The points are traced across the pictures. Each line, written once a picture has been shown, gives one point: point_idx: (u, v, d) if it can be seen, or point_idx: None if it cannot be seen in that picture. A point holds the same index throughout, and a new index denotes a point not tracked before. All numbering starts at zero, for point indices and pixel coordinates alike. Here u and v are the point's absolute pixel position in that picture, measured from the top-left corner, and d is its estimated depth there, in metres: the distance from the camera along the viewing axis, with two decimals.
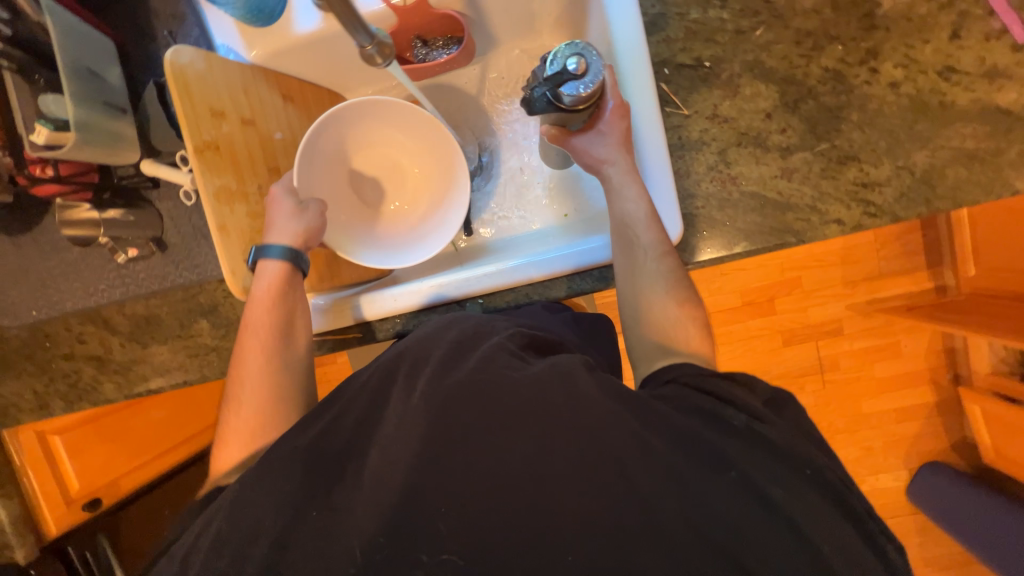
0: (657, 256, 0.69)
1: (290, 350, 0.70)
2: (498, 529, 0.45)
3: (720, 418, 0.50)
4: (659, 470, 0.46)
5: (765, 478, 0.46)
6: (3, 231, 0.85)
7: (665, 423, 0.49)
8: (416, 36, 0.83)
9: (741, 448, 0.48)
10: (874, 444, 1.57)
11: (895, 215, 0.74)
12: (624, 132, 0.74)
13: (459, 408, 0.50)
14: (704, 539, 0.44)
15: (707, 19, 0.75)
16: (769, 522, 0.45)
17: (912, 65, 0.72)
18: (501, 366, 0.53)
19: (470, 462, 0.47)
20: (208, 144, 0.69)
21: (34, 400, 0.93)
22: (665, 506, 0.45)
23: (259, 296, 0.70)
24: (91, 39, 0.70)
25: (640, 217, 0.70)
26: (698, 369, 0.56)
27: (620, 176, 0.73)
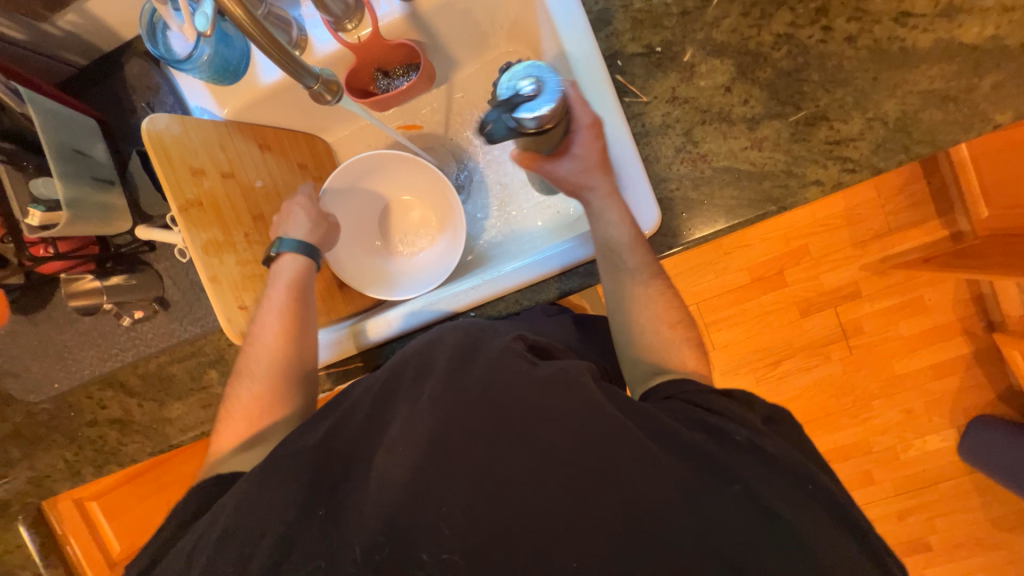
0: (646, 281, 0.69)
1: (302, 343, 0.72)
2: (495, 520, 0.45)
3: (721, 433, 0.49)
4: (659, 468, 0.46)
5: (770, 493, 0.45)
6: (19, 312, 0.90)
7: (670, 437, 0.48)
8: (376, 69, 0.87)
9: (747, 465, 0.47)
10: (914, 405, 1.51)
11: (876, 167, 0.72)
12: (603, 155, 0.75)
13: (464, 417, 0.49)
14: (698, 522, 0.44)
15: (651, 6, 0.76)
16: (755, 516, 0.45)
17: (865, 17, 0.72)
18: (509, 369, 0.51)
19: (468, 468, 0.47)
20: (192, 202, 0.72)
21: (66, 468, 0.97)
22: (658, 496, 0.45)
23: (280, 288, 0.74)
24: (74, 121, 0.75)
25: (626, 242, 0.71)
26: (699, 388, 0.55)
27: (601, 202, 0.74)
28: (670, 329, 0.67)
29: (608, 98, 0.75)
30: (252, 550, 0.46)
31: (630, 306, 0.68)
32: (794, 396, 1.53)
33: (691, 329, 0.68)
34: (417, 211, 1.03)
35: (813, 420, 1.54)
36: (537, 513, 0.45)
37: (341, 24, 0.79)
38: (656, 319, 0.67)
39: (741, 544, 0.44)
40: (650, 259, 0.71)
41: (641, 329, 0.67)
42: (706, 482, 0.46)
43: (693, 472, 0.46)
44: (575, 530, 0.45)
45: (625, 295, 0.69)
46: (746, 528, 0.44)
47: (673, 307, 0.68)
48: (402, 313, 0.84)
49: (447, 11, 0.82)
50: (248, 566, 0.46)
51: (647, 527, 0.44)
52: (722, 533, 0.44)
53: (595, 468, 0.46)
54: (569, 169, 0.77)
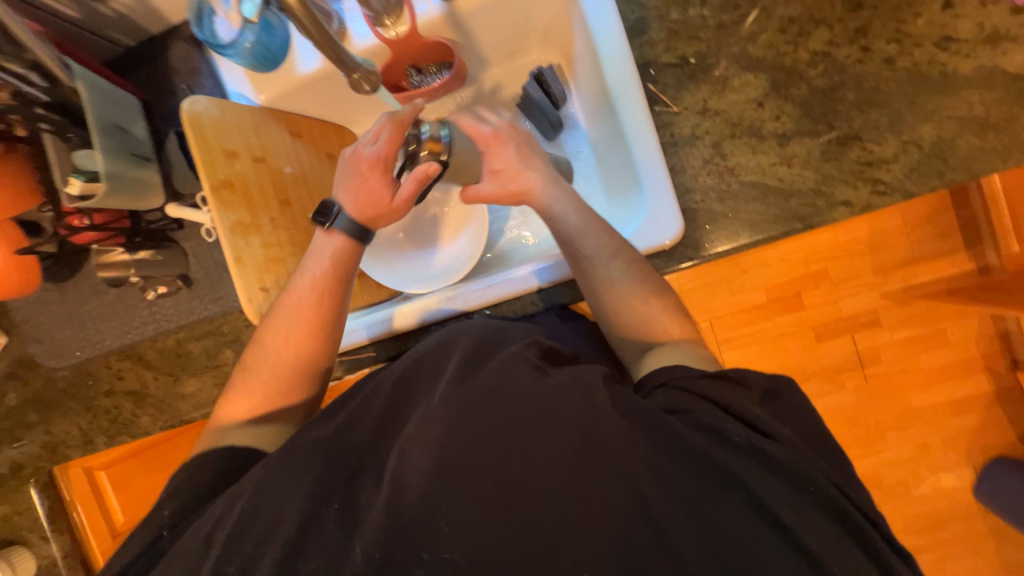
0: (610, 258, 0.70)
1: (331, 331, 0.72)
2: (495, 522, 0.45)
3: (719, 432, 0.49)
4: (663, 472, 0.46)
5: (775, 501, 0.45)
6: (49, 280, 0.93)
7: (675, 442, 0.48)
8: (410, 65, 0.87)
9: (752, 469, 0.47)
10: (930, 441, 1.47)
11: (908, 191, 0.71)
12: (518, 154, 0.77)
13: (473, 418, 0.48)
14: (704, 534, 0.44)
15: (688, 18, 0.76)
16: (763, 530, 0.44)
17: (905, 39, 0.71)
18: (516, 374, 0.51)
19: (474, 468, 0.46)
20: (223, 182, 0.74)
21: (80, 436, 0.99)
22: (660, 504, 0.45)
23: (320, 275, 0.72)
24: (118, 98, 0.77)
25: (582, 228, 0.72)
26: (688, 371, 0.57)
27: (541, 197, 0.75)
28: (646, 304, 0.69)
29: (637, 107, 0.75)
30: (262, 534, 0.47)
31: (603, 288, 0.70)
32: None
33: (665, 296, 0.69)
34: (442, 209, 1.03)
35: None
36: (538, 518, 0.45)
37: (380, 19, 0.79)
38: (633, 297, 0.69)
39: (749, 552, 0.43)
40: (615, 235, 0.71)
41: (622, 310, 0.69)
42: (710, 487, 0.46)
43: (698, 479, 0.46)
44: (578, 535, 0.44)
45: (595, 282, 0.71)
46: (756, 540, 0.44)
47: (654, 283, 0.70)
48: (419, 307, 0.84)
49: (484, 12, 0.84)
50: (251, 548, 0.46)
51: (649, 533, 0.44)
52: (734, 549, 0.43)
53: (601, 471, 0.46)
54: (497, 188, 0.76)
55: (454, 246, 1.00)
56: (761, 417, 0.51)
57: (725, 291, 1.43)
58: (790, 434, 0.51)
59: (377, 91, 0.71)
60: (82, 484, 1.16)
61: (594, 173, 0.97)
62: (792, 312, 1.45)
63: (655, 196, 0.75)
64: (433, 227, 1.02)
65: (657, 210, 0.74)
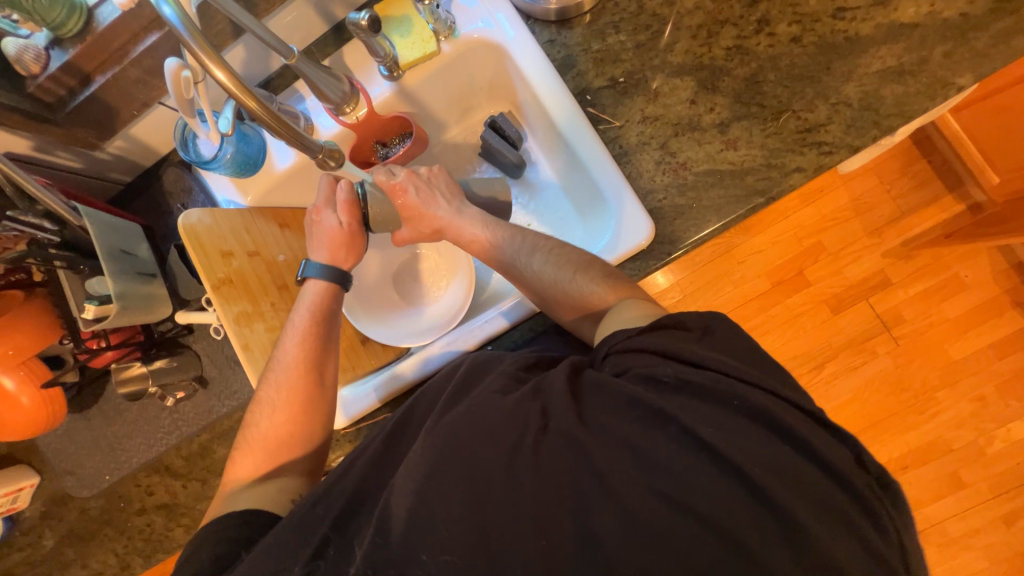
0: (536, 253, 0.75)
1: (322, 371, 0.76)
2: (467, 509, 0.47)
3: (652, 378, 0.51)
4: (601, 424, 0.50)
5: (699, 423, 0.47)
6: (74, 410, 0.97)
7: (613, 395, 0.51)
8: (376, 142, 0.97)
9: (678, 402, 0.49)
10: (986, 392, 1.39)
11: (852, 145, 0.75)
12: (421, 198, 0.84)
13: (458, 430, 0.51)
14: (647, 473, 0.46)
15: (608, 45, 0.84)
16: (702, 459, 0.46)
17: (805, 18, 0.78)
18: (493, 388, 0.55)
19: (462, 475, 0.49)
20: (223, 280, 0.80)
21: (116, 562, 1.01)
22: (601, 453, 0.47)
23: (302, 320, 0.77)
24: (120, 227, 0.84)
25: (495, 240, 0.80)
26: (624, 333, 0.57)
27: (453, 228, 0.84)
28: (574, 281, 0.71)
29: (586, 136, 0.81)
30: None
31: (532, 280, 0.74)
32: (848, 400, 1.43)
33: (590, 269, 0.72)
34: (429, 264, 1.09)
35: (877, 423, 1.42)
36: (501, 498, 0.47)
37: (340, 109, 0.87)
38: (558, 277, 0.72)
39: (690, 485, 0.45)
40: (529, 235, 0.78)
41: (560, 295, 0.72)
42: (647, 429, 0.48)
43: (635, 426, 0.48)
44: (536, 502, 0.47)
45: (521, 277, 0.75)
46: (705, 471, 0.45)
47: (579, 261, 0.73)
48: (423, 357, 0.87)
49: (430, 82, 0.93)
50: None
51: (596, 487, 0.46)
52: (684, 484, 0.45)
53: (553, 442, 0.49)
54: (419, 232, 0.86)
55: (447, 296, 1.04)
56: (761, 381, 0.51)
57: (726, 284, 1.42)
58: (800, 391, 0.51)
59: (343, 163, 0.85)
60: None
61: (563, 198, 1.02)
62: (800, 290, 1.43)
63: (623, 206, 0.79)
64: (422, 282, 1.08)
65: (628, 219, 0.78)
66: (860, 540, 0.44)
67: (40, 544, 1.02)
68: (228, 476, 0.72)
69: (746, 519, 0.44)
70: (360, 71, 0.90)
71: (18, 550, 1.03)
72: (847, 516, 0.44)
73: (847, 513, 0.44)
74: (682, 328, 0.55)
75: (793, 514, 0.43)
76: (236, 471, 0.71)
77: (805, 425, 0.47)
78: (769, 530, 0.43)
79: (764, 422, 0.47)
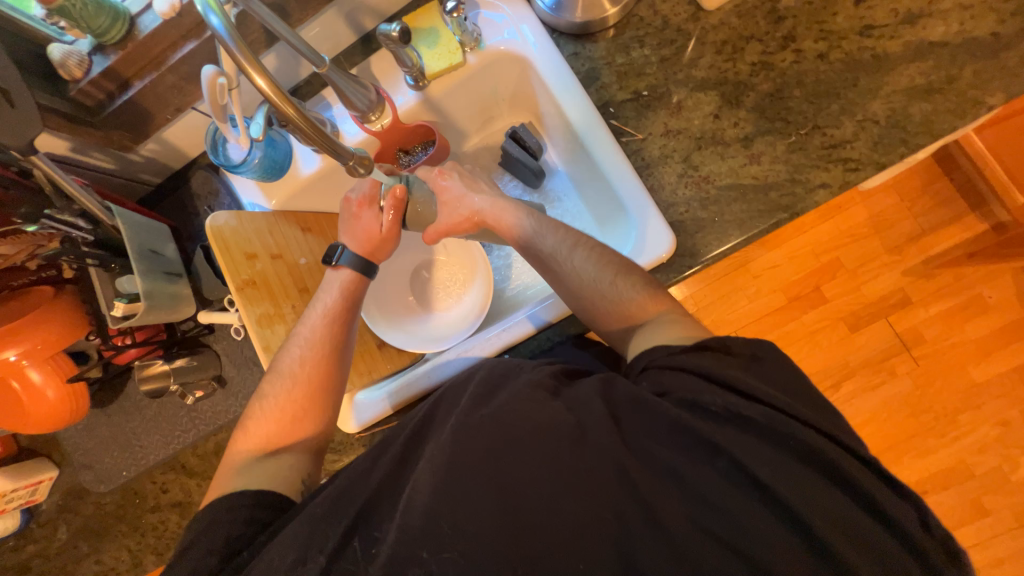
0: (572, 248, 0.74)
1: (344, 354, 0.77)
2: (487, 520, 0.47)
3: (698, 405, 0.49)
4: (643, 447, 0.49)
5: (755, 461, 0.46)
6: (95, 405, 0.98)
7: (657, 416, 0.49)
8: (399, 149, 0.98)
9: (732, 435, 0.47)
10: (1011, 416, 1.36)
11: (878, 162, 0.74)
12: (464, 183, 0.85)
13: (483, 437, 0.52)
14: (688, 500, 0.46)
15: (632, 59, 0.85)
16: (741, 487, 0.46)
17: (831, 36, 0.78)
18: (527, 400, 0.54)
19: (480, 484, 0.49)
20: (247, 281, 0.82)
21: (130, 558, 1.02)
22: (644, 478, 0.47)
23: (332, 301, 0.79)
24: (149, 227, 0.87)
25: (537, 229, 0.77)
26: (666, 349, 0.57)
27: (493, 213, 0.82)
28: (614, 285, 0.70)
29: (608, 148, 0.82)
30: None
31: (571, 277, 0.72)
32: (865, 419, 1.40)
33: (631, 274, 0.71)
34: (447, 266, 1.10)
35: (896, 445, 1.39)
36: (536, 517, 0.47)
37: (366, 117, 0.88)
38: (599, 278, 0.71)
39: (727, 515, 0.45)
40: (570, 230, 0.76)
41: (596, 297, 0.71)
42: (694, 458, 0.47)
43: (683, 454, 0.48)
44: (572, 526, 0.46)
45: (560, 272, 0.73)
46: (738, 496, 0.45)
47: (619, 264, 0.72)
48: (439, 363, 0.87)
49: (454, 93, 0.95)
50: None
51: (639, 512, 0.46)
52: (722, 513, 0.45)
53: (590, 454, 0.49)
54: (456, 218, 0.84)
55: (466, 299, 1.04)
56: (788, 399, 0.50)
57: (742, 297, 1.41)
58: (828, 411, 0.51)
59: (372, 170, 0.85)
60: None
61: (581, 208, 1.03)
62: (817, 306, 1.41)
63: (641, 210, 0.79)
64: (440, 288, 1.09)
65: (649, 230, 0.78)
66: (884, 562, 0.43)
67: (54, 537, 1.04)
68: (235, 446, 0.71)
69: (756, 535, 0.44)
70: (387, 80, 0.92)
71: (33, 543, 1.05)
72: (863, 540, 0.44)
73: (858, 529, 0.44)
74: (728, 352, 0.54)
75: (810, 526, 0.44)
76: (242, 443, 0.71)
77: (831, 446, 0.47)
78: (782, 552, 0.44)
79: (784, 438, 0.47)
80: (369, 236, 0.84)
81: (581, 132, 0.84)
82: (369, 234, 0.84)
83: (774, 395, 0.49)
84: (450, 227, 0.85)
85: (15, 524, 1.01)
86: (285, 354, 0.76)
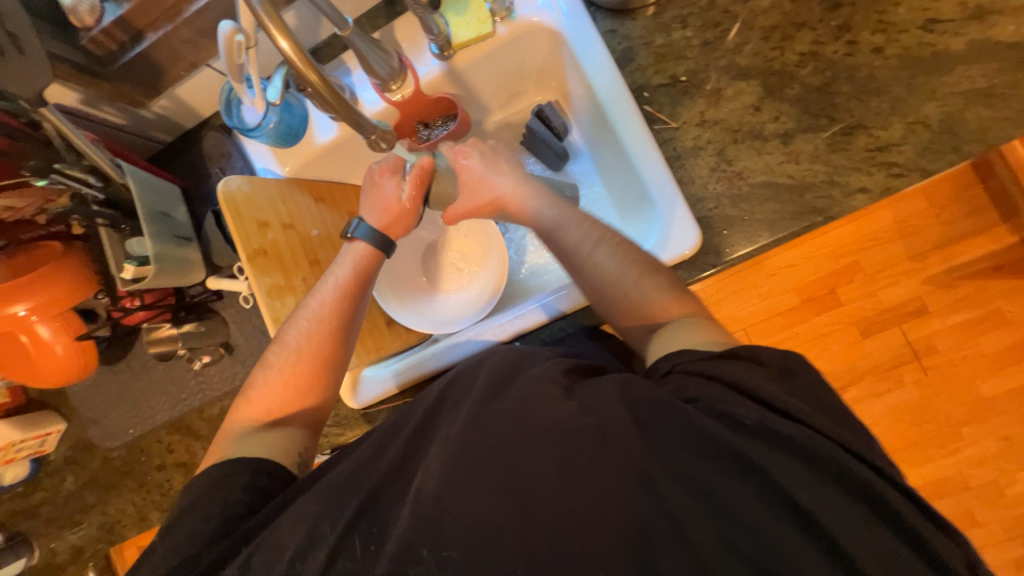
0: (594, 245, 0.71)
1: (349, 332, 0.75)
2: (506, 527, 0.46)
3: (730, 418, 0.48)
4: (670, 457, 0.47)
5: (793, 483, 0.44)
6: (103, 362, 0.98)
7: (687, 425, 0.48)
8: (418, 122, 0.94)
9: (767, 453, 0.46)
10: (1014, 432, 1.34)
11: (924, 169, 0.70)
12: (486, 163, 0.82)
13: (494, 430, 0.51)
14: (718, 518, 0.45)
15: (672, 41, 0.80)
16: (774, 507, 0.44)
17: (890, 28, 0.73)
18: (541, 396, 0.53)
19: (487, 483, 0.48)
20: (258, 250, 0.81)
21: (135, 513, 1.04)
22: (670, 491, 0.46)
23: (344, 277, 0.77)
24: (160, 188, 0.84)
25: (561, 220, 0.74)
26: (694, 355, 0.56)
27: (516, 198, 0.78)
28: (638, 284, 0.68)
29: (638, 133, 0.78)
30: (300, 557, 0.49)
31: (593, 273, 0.70)
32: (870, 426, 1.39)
33: (656, 274, 0.69)
34: (460, 245, 1.07)
35: (896, 454, 1.38)
36: (554, 519, 0.46)
37: (387, 86, 0.85)
38: (622, 277, 0.69)
39: (760, 534, 0.44)
40: (596, 222, 0.73)
41: (616, 295, 0.69)
42: (723, 472, 0.46)
43: (714, 470, 0.46)
44: (592, 535, 0.45)
45: (581, 268, 0.71)
46: (768, 516, 0.44)
47: (645, 262, 0.69)
48: (449, 345, 0.86)
49: (480, 65, 0.90)
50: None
51: (666, 525, 0.45)
52: (751, 533, 0.44)
53: (608, 458, 0.48)
54: (477, 203, 0.82)
55: (477, 280, 1.03)
56: (815, 414, 0.49)
57: (755, 296, 1.35)
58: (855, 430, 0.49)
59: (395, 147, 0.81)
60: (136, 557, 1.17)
61: (604, 197, 0.99)
62: (830, 310, 1.36)
63: (669, 207, 0.76)
64: (453, 270, 1.07)
65: (676, 225, 0.75)
66: None
67: (62, 487, 1.06)
68: (236, 413, 0.71)
69: (779, 554, 0.43)
70: (411, 46, 0.88)
71: (42, 490, 1.07)
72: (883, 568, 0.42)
73: (884, 550, 0.43)
74: (758, 362, 0.53)
75: (846, 551, 0.42)
76: (243, 413, 0.70)
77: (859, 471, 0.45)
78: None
79: (825, 463, 0.45)
80: (391, 209, 0.81)
81: (613, 115, 0.80)
82: (391, 208, 0.81)
83: (798, 409, 0.48)
84: (470, 209, 0.83)
85: (24, 472, 1.04)
86: (288, 329, 0.75)
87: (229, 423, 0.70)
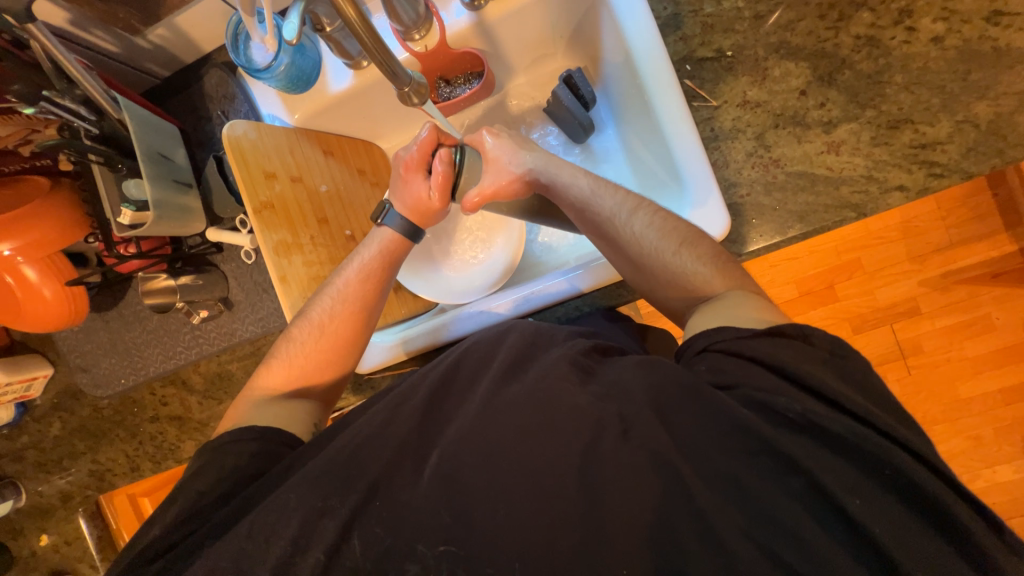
0: (629, 214, 0.69)
1: (372, 311, 0.73)
2: (528, 516, 0.46)
3: (767, 408, 0.47)
4: (700, 454, 0.47)
5: (841, 490, 0.44)
6: (95, 309, 0.94)
7: (721, 416, 0.47)
8: (439, 77, 0.90)
9: (813, 454, 0.45)
10: (983, 433, 1.28)
11: (966, 171, 0.68)
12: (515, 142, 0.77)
13: (516, 415, 0.50)
14: (751, 520, 0.44)
15: (723, 10, 0.75)
16: (813, 511, 0.44)
17: (952, 17, 0.69)
18: (559, 378, 0.52)
19: (507, 470, 0.48)
20: (265, 204, 0.75)
21: (126, 463, 1.03)
22: (701, 490, 0.45)
23: (371, 258, 0.75)
24: (158, 127, 0.78)
25: (595, 190, 0.71)
26: (734, 330, 0.54)
27: (549, 170, 0.74)
28: (677, 256, 0.65)
29: (672, 97, 0.73)
30: (304, 533, 0.48)
31: (630, 244, 0.67)
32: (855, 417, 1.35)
33: (698, 245, 0.65)
34: (474, 225, 1.03)
35: None
36: (578, 511, 0.46)
37: (409, 34, 0.80)
38: (661, 248, 0.65)
39: (798, 540, 0.43)
40: (629, 193, 0.71)
41: (657, 269, 0.65)
42: (757, 470, 0.45)
43: (751, 470, 0.45)
44: (614, 527, 0.45)
45: (618, 238, 0.68)
46: (804, 519, 0.44)
47: (685, 234, 0.66)
48: (459, 315, 0.84)
49: (512, 21, 0.84)
50: (306, 551, 0.47)
51: (694, 525, 0.44)
52: (783, 533, 0.43)
53: (632, 451, 0.47)
54: (508, 178, 0.75)
55: (487, 261, 0.99)
56: (868, 405, 0.47)
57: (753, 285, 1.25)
58: (899, 428, 0.47)
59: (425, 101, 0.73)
60: (127, 513, 1.07)
61: (626, 173, 0.96)
62: (826, 304, 1.25)
63: (701, 193, 0.72)
64: (451, 240, 1.04)
65: (709, 212, 0.71)
66: None
67: (49, 432, 1.04)
68: (254, 383, 0.68)
69: (803, 549, 0.43)
70: None
71: (28, 435, 1.05)
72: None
73: (914, 552, 0.43)
74: (806, 342, 0.51)
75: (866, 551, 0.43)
76: (264, 379, 0.68)
77: (878, 480, 0.45)
78: None
79: (871, 465, 0.45)
80: (424, 146, 0.77)
81: (644, 82, 0.74)
82: (420, 147, 0.77)
83: (850, 404, 0.47)
84: (498, 189, 0.76)
85: (9, 416, 1.00)
86: (311, 307, 0.72)
87: (251, 388, 0.68)
